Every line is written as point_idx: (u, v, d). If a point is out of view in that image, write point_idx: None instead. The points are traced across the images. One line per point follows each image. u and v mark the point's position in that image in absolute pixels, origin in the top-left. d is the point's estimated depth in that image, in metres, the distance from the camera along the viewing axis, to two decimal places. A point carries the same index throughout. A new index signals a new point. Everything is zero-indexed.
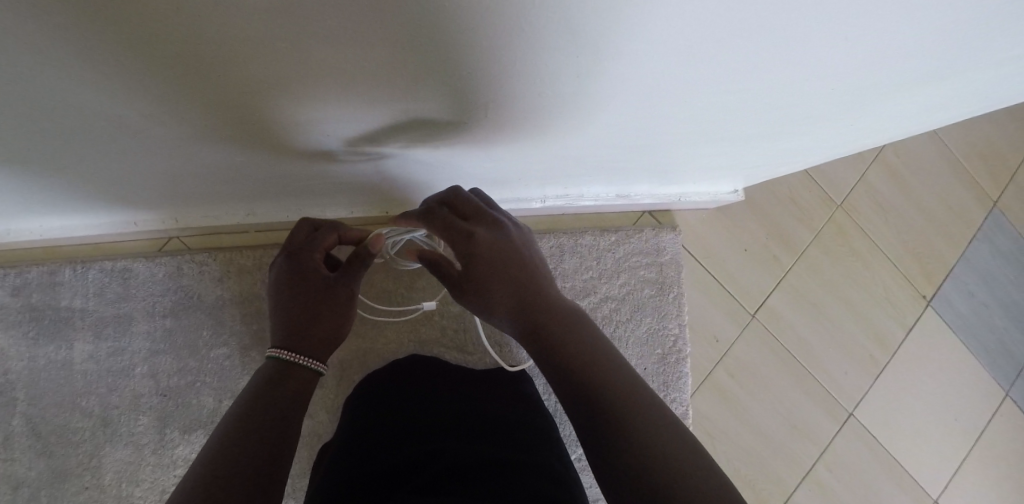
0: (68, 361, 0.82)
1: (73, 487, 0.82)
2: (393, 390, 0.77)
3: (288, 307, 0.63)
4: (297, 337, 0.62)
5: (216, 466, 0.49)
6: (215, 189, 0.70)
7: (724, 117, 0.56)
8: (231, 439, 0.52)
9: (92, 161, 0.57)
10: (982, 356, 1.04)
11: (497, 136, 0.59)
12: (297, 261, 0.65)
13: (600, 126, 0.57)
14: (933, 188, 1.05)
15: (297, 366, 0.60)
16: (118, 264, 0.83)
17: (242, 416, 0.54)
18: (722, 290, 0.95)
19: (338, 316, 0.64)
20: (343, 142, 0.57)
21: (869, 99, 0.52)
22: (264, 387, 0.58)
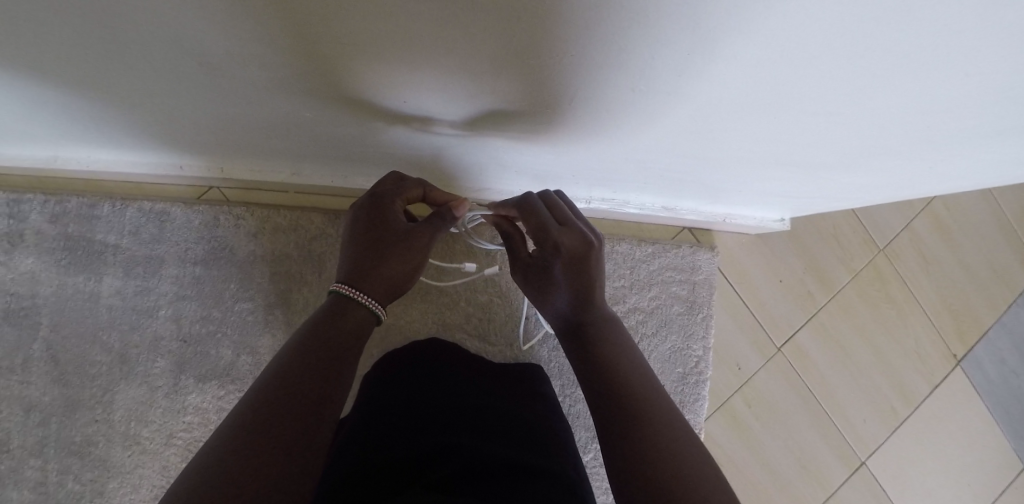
0: (95, 294, 0.83)
1: (83, 418, 0.82)
2: (419, 375, 0.76)
3: (361, 245, 0.60)
4: (363, 275, 0.59)
5: (245, 438, 0.47)
6: (267, 143, 0.70)
7: (799, 139, 0.54)
8: (265, 404, 0.49)
9: (155, 97, 0.57)
10: (1007, 427, 1.00)
11: (564, 127, 0.57)
12: (378, 200, 0.62)
13: (672, 130, 0.56)
14: (980, 246, 1.01)
15: (357, 304, 0.58)
16: (157, 206, 0.84)
17: (282, 375, 0.51)
18: (751, 318, 0.93)
19: (409, 263, 0.61)
20: (396, 111, 0.56)
21: (955, 139, 0.50)
22: (311, 340, 0.54)
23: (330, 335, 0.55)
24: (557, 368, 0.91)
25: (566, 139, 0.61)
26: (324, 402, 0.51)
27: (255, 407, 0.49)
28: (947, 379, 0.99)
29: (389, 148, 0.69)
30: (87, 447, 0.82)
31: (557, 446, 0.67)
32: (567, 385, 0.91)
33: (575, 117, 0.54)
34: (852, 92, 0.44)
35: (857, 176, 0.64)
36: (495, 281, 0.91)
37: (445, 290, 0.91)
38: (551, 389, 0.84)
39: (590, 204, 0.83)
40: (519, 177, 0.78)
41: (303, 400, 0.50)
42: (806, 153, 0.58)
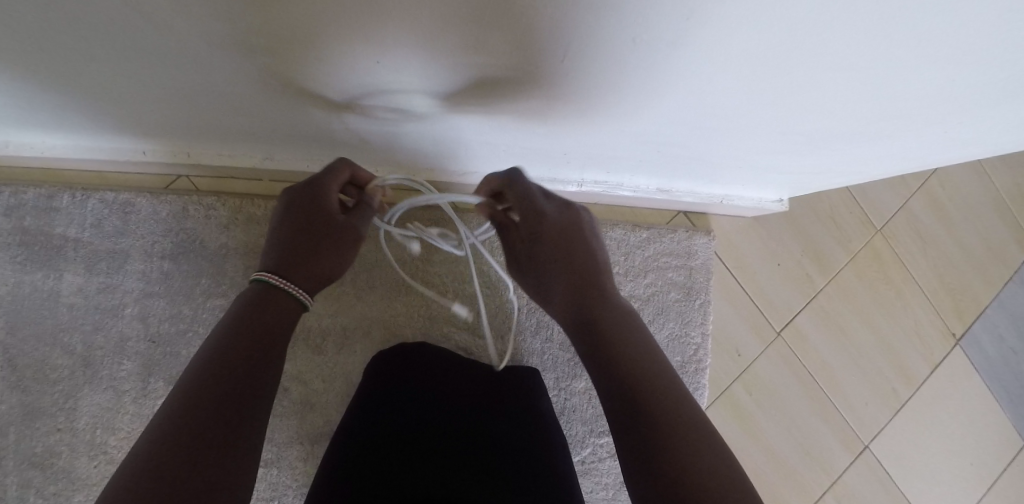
0: (55, 293, 0.77)
1: (44, 427, 0.76)
2: (387, 382, 0.75)
3: (292, 232, 0.55)
4: (291, 263, 0.54)
5: (164, 456, 0.43)
6: (236, 125, 0.65)
7: (804, 103, 0.50)
8: (184, 416, 0.45)
9: (103, 71, 0.52)
10: (1007, 405, 0.99)
11: (555, 98, 0.53)
12: (311, 187, 0.56)
13: (670, 99, 0.52)
14: (975, 224, 0.99)
15: (283, 294, 0.53)
16: (120, 197, 0.78)
17: (201, 381, 0.47)
18: (749, 303, 0.90)
19: (334, 254, 0.56)
20: (348, 78, 0.50)
21: (972, 100, 0.47)
22: (233, 336, 0.50)
23: (256, 328, 0.50)
24: (551, 360, 0.87)
25: (556, 113, 0.56)
26: (253, 404, 0.48)
27: (173, 420, 0.45)
28: (946, 359, 0.96)
29: (362, 126, 0.64)
30: (49, 458, 0.76)
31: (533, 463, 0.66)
32: (562, 379, 0.87)
33: (568, 85, 0.50)
34: (876, 44, 0.40)
35: (861, 147, 0.61)
36: (485, 271, 0.87)
37: (432, 281, 0.86)
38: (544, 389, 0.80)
39: (583, 187, 0.79)
40: (505, 158, 0.73)
41: (229, 405, 0.46)
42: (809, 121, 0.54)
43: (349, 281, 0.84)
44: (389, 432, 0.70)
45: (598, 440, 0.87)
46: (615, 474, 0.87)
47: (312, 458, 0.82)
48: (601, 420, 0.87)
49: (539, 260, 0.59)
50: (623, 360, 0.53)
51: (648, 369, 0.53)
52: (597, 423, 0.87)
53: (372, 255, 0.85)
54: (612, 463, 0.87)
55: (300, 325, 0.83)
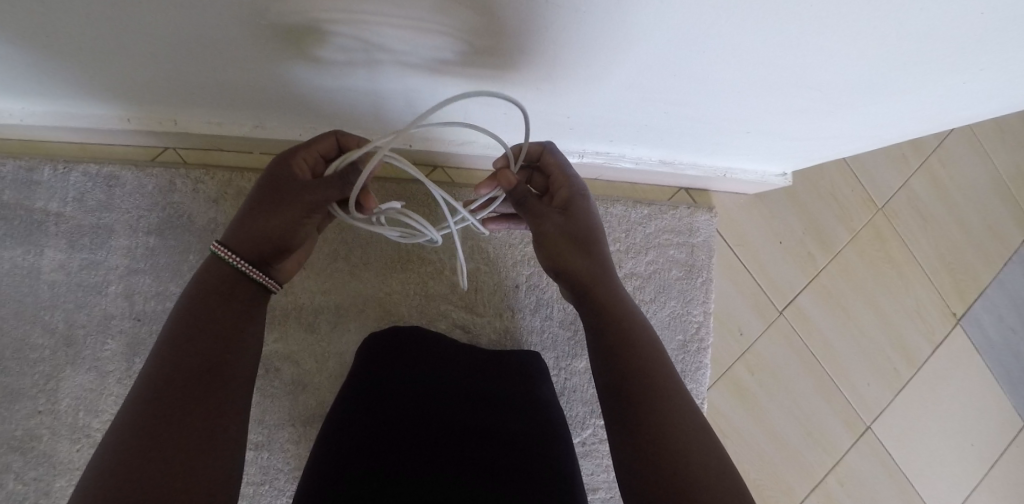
0: (35, 270, 0.74)
1: (24, 409, 0.73)
2: (375, 373, 0.72)
3: (254, 201, 0.54)
4: (241, 234, 0.54)
5: (139, 444, 0.45)
6: (228, 83, 0.63)
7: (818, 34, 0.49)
8: (156, 403, 0.47)
9: (89, 9, 0.50)
10: (1008, 386, 0.96)
11: (565, 35, 0.51)
12: (282, 160, 0.55)
13: (682, 33, 0.50)
14: (975, 203, 0.96)
15: (228, 266, 0.53)
16: (104, 169, 0.75)
17: (169, 368, 0.48)
18: (751, 281, 0.88)
19: (283, 226, 0.53)
20: (320, 14, 0.48)
21: (974, 21, 0.45)
22: (197, 320, 0.50)
23: (222, 310, 0.51)
24: (551, 339, 0.86)
25: (564, 54, 0.55)
26: (225, 385, 0.49)
27: (144, 406, 0.46)
28: (949, 339, 0.94)
29: (362, 83, 0.62)
30: (29, 442, 0.73)
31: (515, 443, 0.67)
32: (561, 358, 0.86)
33: (579, 15, 0.48)
34: None
35: (875, 101, 0.59)
36: (482, 248, 0.85)
37: (429, 259, 0.84)
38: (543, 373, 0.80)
39: (583, 158, 0.77)
40: (500, 123, 0.71)
41: (200, 390, 0.48)
42: (823, 62, 0.53)
43: (343, 258, 0.82)
44: (377, 426, 0.66)
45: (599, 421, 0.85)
46: None
47: (305, 441, 0.79)
48: None
49: (567, 230, 0.58)
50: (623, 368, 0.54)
51: (643, 379, 0.53)
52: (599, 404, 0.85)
53: (365, 231, 0.82)
54: None
55: (291, 304, 0.80)
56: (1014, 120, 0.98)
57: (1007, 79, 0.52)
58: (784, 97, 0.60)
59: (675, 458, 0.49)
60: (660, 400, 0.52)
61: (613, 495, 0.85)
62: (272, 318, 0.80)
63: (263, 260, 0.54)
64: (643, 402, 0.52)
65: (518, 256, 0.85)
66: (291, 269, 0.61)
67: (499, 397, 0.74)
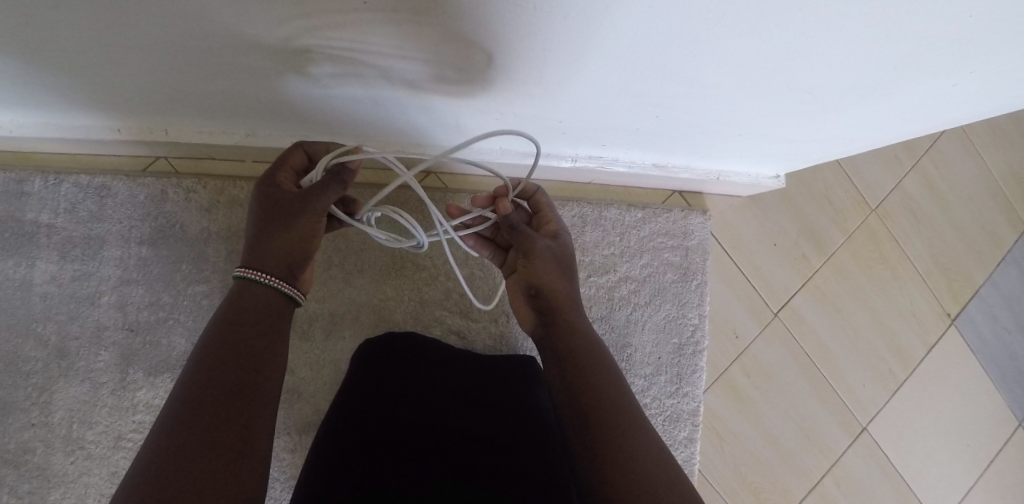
0: (27, 282, 0.74)
1: (18, 422, 0.73)
2: (368, 380, 0.72)
3: (256, 218, 0.55)
4: (259, 254, 0.54)
5: (173, 464, 0.44)
6: (220, 93, 0.63)
7: (805, 37, 0.49)
8: (190, 423, 0.46)
9: (76, 20, 0.49)
10: (1002, 385, 0.96)
11: (553, 40, 0.51)
12: (266, 177, 0.57)
13: (670, 38, 0.50)
14: (967, 203, 0.96)
15: (261, 287, 0.53)
16: (96, 179, 0.75)
17: (201, 388, 0.47)
18: (746, 284, 0.88)
19: (298, 234, 0.55)
20: (306, 22, 0.48)
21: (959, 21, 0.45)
22: (229, 339, 0.50)
23: (252, 329, 0.51)
24: None
25: (553, 59, 0.54)
26: (257, 405, 0.49)
27: (178, 425, 0.46)
28: (943, 339, 0.94)
29: (352, 89, 0.61)
30: (23, 455, 0.73)
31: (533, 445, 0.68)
32: None
33: (566, 19, 0.48)
34: None
35: (865, 103, 0.59)
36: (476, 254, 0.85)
37: (423, 265, 0.84)
38: (542, 380, 0.80)
39: (577, 162, 0.77)
40: (493, 128, 0.71)
41: (233, 410, 0.47)
42: (811, 64, 0.53)
43: (337, 265, 0.82)
44: (371, 433, 0.66)
45: None
46: None
47: (301, 449, 0.79)
48: None
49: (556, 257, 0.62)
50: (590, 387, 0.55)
51: (612, 402, 0.54)
52: None
53: (358, 238, 0.82)
54: None
55: None
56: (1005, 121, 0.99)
57: (997, 79, 0.52)
58: (775, 100, 0.60)
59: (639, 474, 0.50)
60: (626, 423, 0.53)
61: None
62: None
63: (292, 272, 0.55)
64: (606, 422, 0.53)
65: None
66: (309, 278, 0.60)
67: (494, 403, 0.74)
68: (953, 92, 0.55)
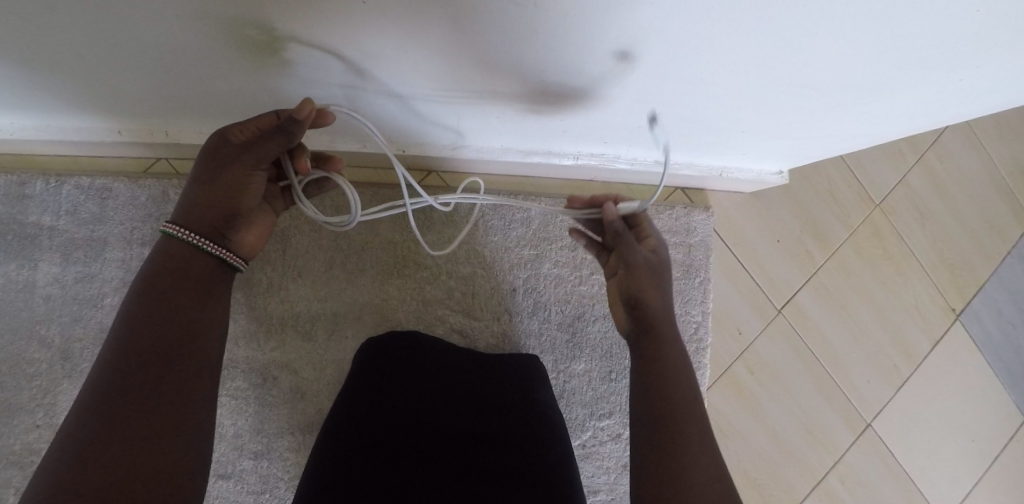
0: (30, 284, 0.74)
1: (23, 424, 0.73)
2: (375, 377, 0.72)
3: (194, 174, 0.52)
4: (187, 211, 0.51)
5: (96, 443, 0.44)
6: (221, 95, 0.63)
7: (811, 31, 0.48)
8: (112, 400, 0.45)
9: (72, 22, 0.49)
10: (1008, 381, 0.95)
11: (554, 39, 0.51)
12: (217, 133, 0.52)
13: (670, 36, 0.50)
14: (972, 197, 0.95)
15: (179, 242, 0.51)
16: (97, 181, 0.75)
17: (123, 364, 0.47)
18: (749, 280, 0.88)
19: (231, 194, 0.52)
20: (306, 26, 0.49)
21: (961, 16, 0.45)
22: (150, 310, 0.49)
23: (176, 299, 0.49)
24: (550, 342, 0.85)
25: (554, 57, 0.54)
26: (187, 378, 0.49)
27: (97, 403, 0.45)
28: (948, 334, 0.94)
29: (354, 88, 0.61)
30: (28, 456, 0.73)
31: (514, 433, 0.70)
32: (559, 361, 0.85)
33: (567, 18, 0.48)
34: None
35: (869, 98, 0.58)
36: (478, 252, 0.85)
37: (425, 263, 0.84)
38: (546, 381, 0.80)
39: (579, 160, 0.77)
40: (494, 128, 0.72)
41: (157, 387, 0.47)
42: (814, 61, 0.53)
43: (339, 265, 0.82)
44: (379, 432, 0.67)
45: (599, 423, 0.85)
46: (617, 457, 0.85)
47: (305, 449, 0.79)
48: (601, 403, 0.85)
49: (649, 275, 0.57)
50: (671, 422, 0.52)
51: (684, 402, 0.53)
52: (598, 406, 0.85)
53: (359, 237, 0.82)
54: (613, 447, 0.85)
55: (287, 312, 0.80)
56: (1011, 115, 0.98)
57: (998, 76, 0.52)
58: (772, 99, 0.60)
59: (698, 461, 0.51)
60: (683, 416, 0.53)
61: (613, 498, 0.84)
62: (270, 327, 0.80)
63: (218, 231, 0.52)
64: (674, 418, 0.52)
65: (514, 259, 0.85)
66: (254, 243, 0.56)
67: (499, 402, 0.74)
68: (948, 90, 0.55)
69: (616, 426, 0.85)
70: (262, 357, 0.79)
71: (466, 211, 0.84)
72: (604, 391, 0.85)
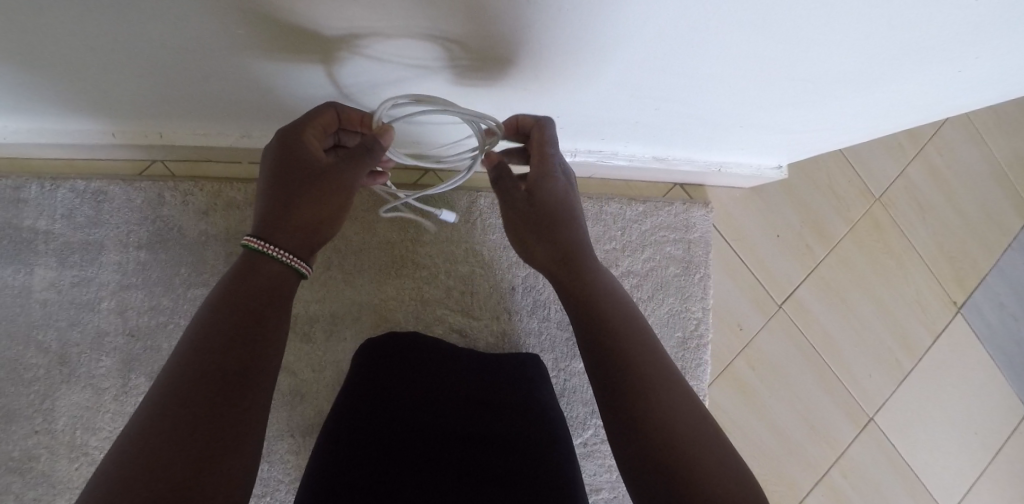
0: (26, 289, 0.73)
1: (22, 430, 0.72)
2: (379, 377, 0.72)
3: (269, 186, 0.49)
4: (274, 222, 0.48)
5: (150, 454, 0.39)
6: (217, 97, 0.63)
7: (807, 26, 0.48)
8: (160, 432, 0.40)
9: (64, 25, 0.49)
10: (1010, 372, 0.95)
11: (549, 38, 0.50)
12: (293, 146, 0.50)
13: (664, 32, 0.50)
14: (972, 189, 0.95)
15: (265, 258, 0.47)
16: (92, 184, 0.75)
17: (178, 400, 0.41)
18: (749, 276, 0.88)
19: (318, 209, 0.49)
20: (302, 32, 0.49)
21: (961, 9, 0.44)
22: (230, 313, 0.44)
23: (251, 301, 0.45)
24: (549, 340, 0.85)
25: (551, 57, 0.53)
26: (239, 426, 0.42)
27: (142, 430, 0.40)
28: (949, 327, 0.93)
29: (350, 88, 0.60)
30: (27, 462, 0.72)
31: (539, 433, 0.69)
32: (560, 360, 0.85)
33: (559, 24, 0.48)
34: None
35: (871, 91, 0.58)
36: (476, 252, 0.85)
37: (423, 263, 0.84)
38: (547, 381, 0.80)
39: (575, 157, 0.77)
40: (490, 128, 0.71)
41: (221, 392, 0.42)
42: (810, 56, 0.52)
43: (336, 266, 0.81)
44: (385, 435, 0.66)
45: (600, 421, 0.85)
46: None
47: (305, 451, 0.79)
48: None
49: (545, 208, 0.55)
50: (626, 371, 0.48)
51: (656, 370, 0.49)
52: None
53: (357, 237, 0.82)
54: None
55: None
56: (1011, 106, 0.97)
57: (995, 69, 0.52)
58: (765, 97, 0.61)
59: (695, 443, 0.46)
60: (656, 387, 0.48)
61: (617, 496, 0.84)
62: None
63: (306, 248, 0.49)
64: (643, 391, 0.47)
65: (513, 257, 0.85)
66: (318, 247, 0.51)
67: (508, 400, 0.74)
68: (940, 85, 0.56)
69: None
70: None
71: (463, 209, 0.84)
72: None
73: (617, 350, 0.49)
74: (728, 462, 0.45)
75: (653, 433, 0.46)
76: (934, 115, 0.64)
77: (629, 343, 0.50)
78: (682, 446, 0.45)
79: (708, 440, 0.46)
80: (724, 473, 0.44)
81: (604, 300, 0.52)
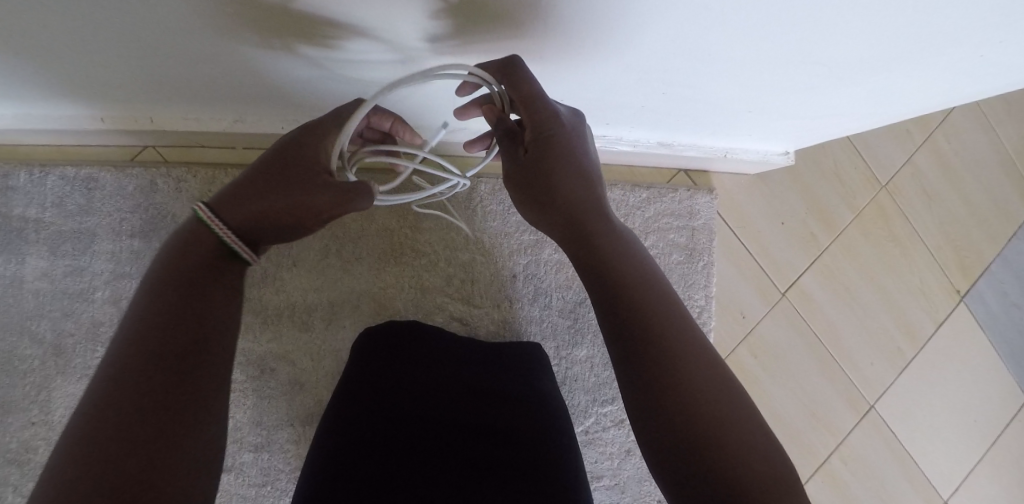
0: (18, 279, 0.72)
1: (18, 421, 0.72)
2: (370, 370, 0.70)
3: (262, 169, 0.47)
4: (236, 201, 0.46)
5: (106, 435, 0.38)
6: (207, 81, 0.60)
7: (823, 11, 0.46)
8: (113, 411, 0.39)
9: (44, 8, 0.46)
10: (1011, 360, 0.95)
11: (556, 23, 0.48)
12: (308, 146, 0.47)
13: (675, 17, 0.48)
14: (979, 176, 0.93)
15: (209, 233, 0.45)
16: (82, 171, 0.73)
17: (130, 380, 0.40)
18: (752, 263, 0.87)
19: (293, 213, 0.46)
20: (298, 17, 0.47)
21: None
22: (175, 290, 0.43)
23: (196, 278, 0.44)
24: (551, 328, 0.84)
25: (556, 42, 0.51)
26: (196, 404, 0.41)
27: (102, 423, 0.39)
28: (951, 314, 0.93)
29: (347, 74, 0.58)
30: (25, 454, 0.72)
31: (529, 419, 0.69)
32: (561, 347, 0.84)
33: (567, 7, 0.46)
34: None
35: (884, 78, 0.56)
36: (477, 239, 0.83)
37: (422, 250, 0.82)
38: (549, 370, 0.79)
39: None
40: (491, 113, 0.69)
41: (173, 370, 0.41)
42: (822, 41, 0.50)
43: (335, 254, 0.80)
44: (377, 425, 0.65)
45: (602, 408, 0.84)
46: (620, 443, 0.85)
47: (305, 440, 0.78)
48: (603, 389, 0.84)
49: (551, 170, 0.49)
50: (659, 359, 0.45)
51: (690, 355, 0.45)
52: (600, 392, 0.85)
53: (355, 224, 0.81)
54: (616, 432, 0.84)
55: (283, 303, 0.79)
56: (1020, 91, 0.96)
57: (1010, 57, 0.50)
58: (770, 82, 0.59)
59: (732, 427, 0.43)
60: (688, 374, 0.44)
61: (617, 483, 0.84)
62: (266, 318, 0.78)
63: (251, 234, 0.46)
64: (677, 379, 0.44)
65: (514, 244, 0.83)
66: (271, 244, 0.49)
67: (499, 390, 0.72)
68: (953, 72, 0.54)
69: (619, 411, 0.85)
70: (259, 348, 0.78)
71: (464, 196, 0.83)
72: (606, 377, 0.85)
73: (646, 332, 0.46)
74: (763, 442, 0.43)
75: (683, 421, 0.43)
76: (942, 102, 0.62)
77: (661, 326, 0.46)
78: (717, 433, 0.43)
79: (747, 419, 0.43)
80: (757, 453, 0.42)
81: (628, 279, 0.48)
